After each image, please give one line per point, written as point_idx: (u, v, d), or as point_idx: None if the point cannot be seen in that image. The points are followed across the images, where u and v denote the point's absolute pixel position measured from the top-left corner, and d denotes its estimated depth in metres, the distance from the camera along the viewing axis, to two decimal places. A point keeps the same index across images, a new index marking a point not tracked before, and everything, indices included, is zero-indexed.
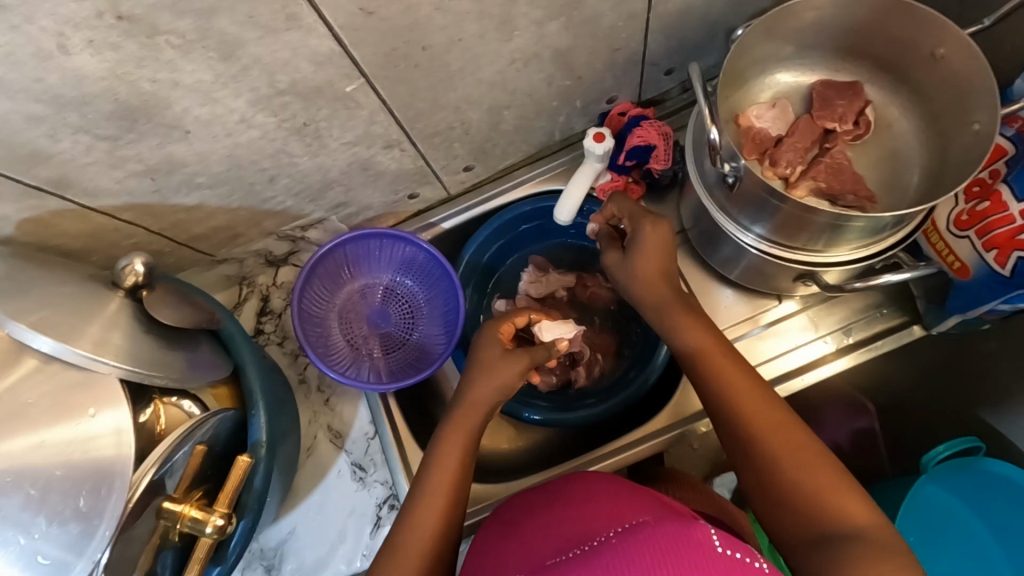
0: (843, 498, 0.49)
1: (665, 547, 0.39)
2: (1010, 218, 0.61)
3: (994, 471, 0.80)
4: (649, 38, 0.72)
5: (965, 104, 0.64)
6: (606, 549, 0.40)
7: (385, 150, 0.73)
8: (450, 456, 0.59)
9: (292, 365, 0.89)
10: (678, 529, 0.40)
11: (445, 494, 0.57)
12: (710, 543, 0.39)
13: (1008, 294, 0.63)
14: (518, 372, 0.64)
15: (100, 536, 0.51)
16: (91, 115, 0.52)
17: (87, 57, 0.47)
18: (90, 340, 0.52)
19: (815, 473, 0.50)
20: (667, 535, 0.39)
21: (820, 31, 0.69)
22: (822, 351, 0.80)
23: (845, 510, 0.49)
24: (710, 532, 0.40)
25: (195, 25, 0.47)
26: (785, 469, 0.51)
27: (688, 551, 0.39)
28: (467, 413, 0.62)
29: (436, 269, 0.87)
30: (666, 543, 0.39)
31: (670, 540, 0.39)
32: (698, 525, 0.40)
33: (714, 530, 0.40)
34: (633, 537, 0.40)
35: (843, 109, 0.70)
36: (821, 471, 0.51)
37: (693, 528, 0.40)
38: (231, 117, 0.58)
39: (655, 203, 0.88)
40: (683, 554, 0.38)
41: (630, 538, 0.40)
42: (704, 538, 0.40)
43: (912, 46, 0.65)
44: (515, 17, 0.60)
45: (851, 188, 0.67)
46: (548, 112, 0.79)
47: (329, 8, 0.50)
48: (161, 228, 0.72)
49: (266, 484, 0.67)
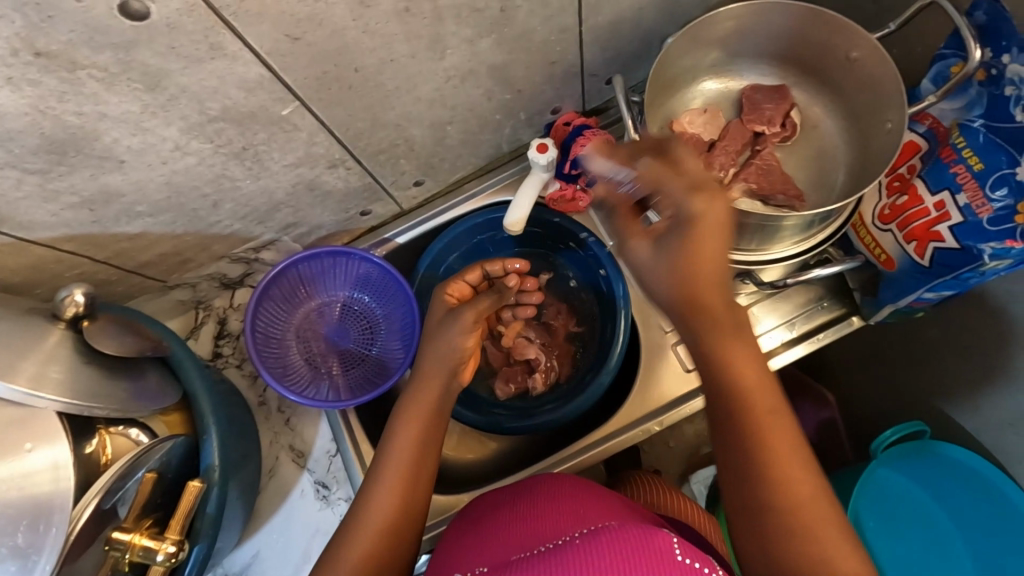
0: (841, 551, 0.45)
1: (625, 554, 0.40)
2: (926, 210, 0.63)
3: (950, 455, 0.83)
4: (584, 51, 0.74)
5: (878, 105, 0.67)
6: (568, 552, 0.41)
7: (330, 169, 0.74)
8: (410, 439, 0.61)
9: (251, 387, 0.89)
10: (641, 536, 0.41)
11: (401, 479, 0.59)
12: (671, 551, 0.40)
13: (930, 283, 0.66)
14: (466, 327, 0.68)
15: (39, 572, 0.51)
16: (18, 150, 0.52)
17: (7, 94, 0.47)
18: (26, 376, 0.52)
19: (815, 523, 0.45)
20: (630, 544, 0.40)
21: (742, 38, 0.71)
22: (769, 345, 0.82)
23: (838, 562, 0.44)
24: (672, 542, 0.41)
25: (116, 58, 0.48)
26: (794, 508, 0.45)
27: (649, 559, 0.40)
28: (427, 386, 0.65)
29: (391, 282, 0.88)
30: (628, 551, 0.40)
31: (631, 547, 0.40)
32: (661, 534, 0.41)
33: (676, 541, 0.41)
34: (596, 540, 0.41)
35: (771, 112, 0.72)
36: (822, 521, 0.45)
37: (655, 537, 0.41)
38: (164, 146, 0.59)
39: (604, 209, 0.90)
40: (642, 562, 0.39)
41: (594, 541, 0.41)
42: (665, 547, 0.40)
43: (829, 51, 0.68)
44: (444, 37, 0.62)
45: (781, 187, 0.69)
46: (491, 125, 0.81)
47: (254, 36, 0.51)
48: (106, 257, 0.71)
49: (221, 509, 0.66)
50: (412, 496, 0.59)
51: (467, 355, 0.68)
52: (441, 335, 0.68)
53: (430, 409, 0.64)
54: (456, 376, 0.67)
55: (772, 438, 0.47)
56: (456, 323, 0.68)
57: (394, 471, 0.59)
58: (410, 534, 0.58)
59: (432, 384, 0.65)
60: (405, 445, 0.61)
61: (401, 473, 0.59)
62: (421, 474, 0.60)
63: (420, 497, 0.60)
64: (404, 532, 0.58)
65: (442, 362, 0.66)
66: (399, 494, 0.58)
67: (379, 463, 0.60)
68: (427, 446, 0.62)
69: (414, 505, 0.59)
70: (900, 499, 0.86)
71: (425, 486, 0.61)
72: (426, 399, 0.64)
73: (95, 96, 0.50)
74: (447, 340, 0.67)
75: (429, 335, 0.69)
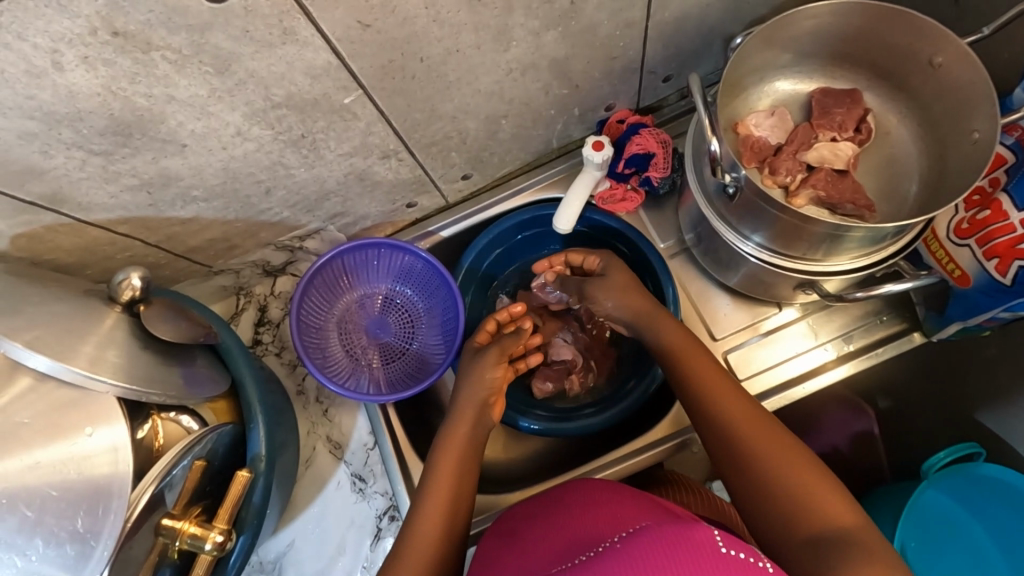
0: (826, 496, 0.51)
1: (665, 549, 0.37)
2: (1010, 227, 0.61)
3: (987, 474, 0.80)
4: (648, 47, 0.72)
5: (964, 114, 0.64)
6: (608, 556, 0.38)
7: (382, 160, 0.73)
8: (449, 467, 0.63)
9: (290, 375, 0.89)
10: (679, 531, 0.38)
11: (442, 504, 0.60)
12: (713, 543, 0.38)
13: (1010, 303, 0.63)
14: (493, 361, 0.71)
15: (98, 557, 0.51)
16: (85, 130, 0.51)
17: (81, 74, 0.46)
18: (85, 358, 0.51)
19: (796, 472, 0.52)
20: (668, 540, 0.38)
21: (817, 39, 0.69)
22: (822, 358, 0.80)
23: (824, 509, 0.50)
24: (713, 533, 0.38)
25: (190, 40, 0.47)
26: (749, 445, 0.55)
27: (692, 555, 0.37)
28: (463, 417, 0.68)
29: (435, 276, 0.86)
30: (666, 549, 0.37)
31: (669, 545, 0.37)
32: (701, 526, 0.38)
33: (717, 532, 0.38)
34: (635, 541, 0.38)
35: (842, 117, 0.69)
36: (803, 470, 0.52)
37: (694, 529, 0.38)
38: (226, 131, 0.58)
39: (653, 210, 0.88)
40: (684, 561, 0.37)
41: (633, 541, 0.38)
42: (707, 539, 0.38)
43: (911, 55, 0.65)
44: (512, 28, 0.60)
45: (851, 196, 0.66)
46: (545, 120, 0.79)
47: (326, 22, 0.50)
48: (157, 240, 0.71)
49: (265, 500, 0.66)
50: (454, 519, 0.60)
51: (497, 387, 0.71)
52: (473, 372, 0.71)
53: (465, 440, 0.66)
54: (488, 408, 0.69)
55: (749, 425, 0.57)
56: (481, 367, 0.71)
57: (437, 497, 0.61)
58: (455, 554, 0.59)
59: (465, 417, 0.67)
60: (444, 473, 0.63)
61: (443, 500, 0.61)
62: (460, 498, 0.61)
63: (463, 522, 0.61)
64: (449, 552, 0.59)
65: (472, 398, 0.69)
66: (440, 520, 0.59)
67: (421, 494, 0.62)
68: (465, 474, 0.63)
69: (458, 526, 0.60)
70: (948, 522, 0.83)
71: (465, 507, 0.62)
72: (462, 428, 0.67)
73: (165, 78, 0.49)
74: (476, 379, 0.70)
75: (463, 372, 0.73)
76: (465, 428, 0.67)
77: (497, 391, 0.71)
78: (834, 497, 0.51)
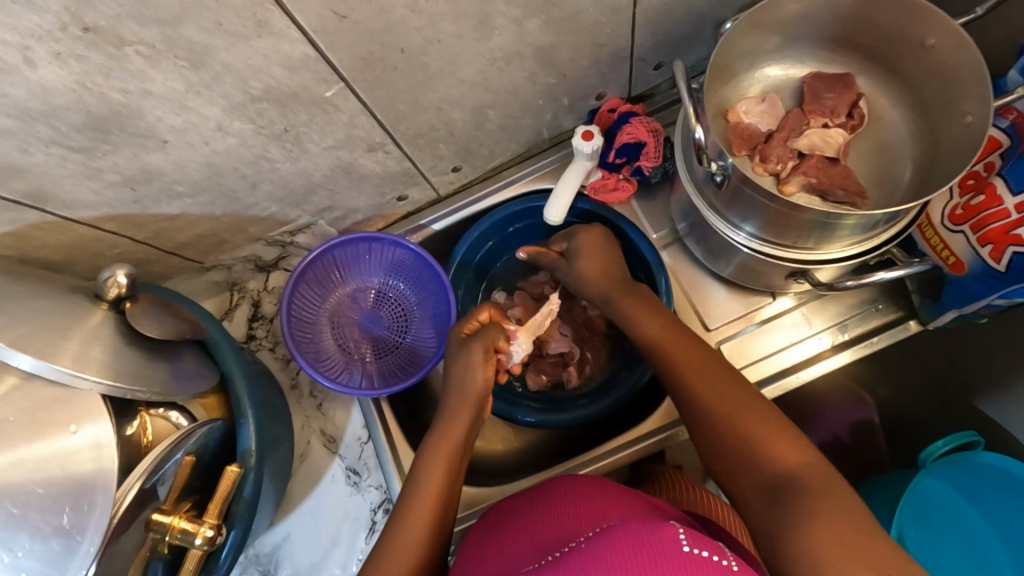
0: (781, 447, 0.51)
1: (629, 549, 0.36)
2: (1005, 212, 0.60)
3: (991, 463, 0.79)
4: (636, 33, 0.71)
5: (956, 96, 0.62)
6: (571, 552, 0.37)
7: (369, 153, 0.73)
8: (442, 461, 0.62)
9: (284, 370, 0.89)
10: (643, 531, 0.37)
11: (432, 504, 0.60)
12: (677, 542, 0.37)
13: (1004, 290, 0.63)
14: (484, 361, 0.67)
15: (83, 552, 0.51)
16: (63, 127, 0.51)
17: (53, 70, 0.46)
18: (69, 355, 0.51)
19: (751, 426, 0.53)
20: (633, 540, 0.36)
21: (807, 21, 0.67)
22: (818, 348, 0.79)
23: (776, 458, 0.51)
24: (679, 532, 0.37)
25: (162, 34, 0.46)
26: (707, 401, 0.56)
27: (657, 556, 0.36)
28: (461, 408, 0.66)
29: (426, 269, 0.86)
30: (630, 547, 0.36)
31: (636, 542, 0.36)
32: (667, 525, 0.37)
33: (682, 530, 0.37)
34: (599, 544, 0.37)
35: (834, 102, 0.68)
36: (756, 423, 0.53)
37: (659, 529, 0.37)
38: (207, 125, 0.58)
39: (646, 200, 0.87)
40: (649, 559, 0.36)
41: (598, 544, 0.37)
42: (672, 539, 0.37)
43: (902, 37, 0.64)
44: (494, 17, 0.59)
45: (842, 182, 0.65)
46: (533, 110, 0.78)
47: (301, 13, 0.49)
48: (145, 237, 0.71)
49: (257, 493, 0.66)
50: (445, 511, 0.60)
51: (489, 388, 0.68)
52: (461, 367, 0.67)
53: (459, 436, 0.65)
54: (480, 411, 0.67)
55: (693, 370, 0.59)
56: (470, 366, 0.67)
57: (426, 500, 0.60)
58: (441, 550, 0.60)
59: (462, 413, 0.66)
60: (434, 472, 0.61)
61: (428, 513, 0.59)
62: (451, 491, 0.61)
63: (444, 538, 0.60)
64: (434, 555, 0.59)
65: (465, 398, 0.66)
66: (416, 540, 0.58)
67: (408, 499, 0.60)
68: (455, 476, 0.63)
69: (438, 546, 0.59)
70: (944, 510, 0.81)
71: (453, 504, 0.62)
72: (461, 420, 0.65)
73: (140, 74, 0.49)
74: (468, 374, 0.67)
75: (455, 370, 0.68)
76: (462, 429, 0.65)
77: (488, 389, 0.68)
78: (787, 444, 0.51)
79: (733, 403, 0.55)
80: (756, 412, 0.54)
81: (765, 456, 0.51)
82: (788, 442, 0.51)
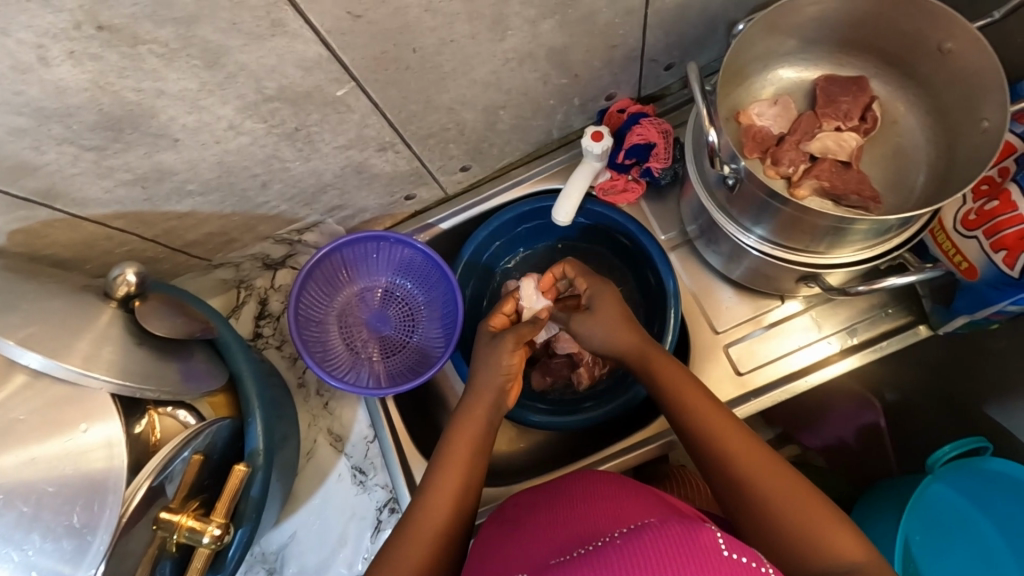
0: (834, 534, 0.50)
1: (669, 549, 0.36)
2: (1019, 218, 0.60)
3: (996, 469, 0.76)
4: (648, 34, 0.70)
5: (973, 102, 0.62)
6: (610, 550, 0.37)
7: (379, 152, 0.72)
8: (462, 453, 0.62)
9: (291, 368, 0.89)
10: (683, 532, 0.37)
11: (451, 493, 0.59)
12: (716, 546, 0.37)
13: (1015, 296, 0.62)
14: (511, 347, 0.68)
15: (94, 551, 0.51)
16: (76, 126, 0.51)
17: (68, 68, 0.46)
18: (80, 355, 0.51)
19: (800, 507, 0.51)
20: (674, 541, 0.36)
21: (821, 25, 0.67)
22: (826, 351, 0.78)
23: (831, 545, 0.49)
24: (716, 536, 0.37)
25: (177, 34, 0.46)
26: (754, 480, 0.53)
27: (699, 559, 0.35)
28: (477, 400, 0.66)
29: (435, 269, 0.86)
30: (669, 548, 0.36)
31: (675, 544, 0.36)
32: (705, 528, 0.37)
33: (721, 534, 0.37)
34: (639, 538, 0.37)
35: (847, 105, 0.68)
36: (806, 506, 0.51)
37: (699, 531, 0.37)
38: (219, 125, 0.57)
39: (655, 202, 0.86)
40: (691, 563, 0.35)
41: (638, 538, 0.37)
42: (711, 542, 0.36)
43: (919, 40, 0.63)
44: (508, 17, 0.59)
45: (856, 187, 0.64)
46: (544, 110, 0.78)
47: (316, 13, 0.49)
48: (155, 235, 0.71)
49: (264, 492, 0.67)
50: (465, 501, 0.60)
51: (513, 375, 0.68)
52: (489, 358, 0.68)
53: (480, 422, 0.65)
54: (504, 395, 0.67)
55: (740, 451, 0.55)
56: (497, 351, 0.68)
57: (443, 493, 0.59)
58: (459, 544, 0.58)
59: (482, 397, 0.66)
60: (452, 465, 0.61)
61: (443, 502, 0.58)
62: (471, 479, 0.61)
63: (462, 530, 0.59)
64: (449, 552, 0.57)
65: (488, 381, 0.67)
66: (439, 524, 0.57)
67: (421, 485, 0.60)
68: (474, 461, 0.62)
69: (455, 535, 0.58)
70: (953, 515, 0.83)
71: (474, 495, 0.61)
72: (478, 413, 0.65)
73: (154, 73, 0.49)
74: (493, 363, 0.68)
75: (479, 354, 0.70)
76: (482, 413, 0.65)
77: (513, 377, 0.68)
78: (841, 532, 0.50)
79: (782, 489, 0.52)
80: (804, 494, 0.52)
81: (820, 544, 0.49)
82: (841, 530, 0.50)
